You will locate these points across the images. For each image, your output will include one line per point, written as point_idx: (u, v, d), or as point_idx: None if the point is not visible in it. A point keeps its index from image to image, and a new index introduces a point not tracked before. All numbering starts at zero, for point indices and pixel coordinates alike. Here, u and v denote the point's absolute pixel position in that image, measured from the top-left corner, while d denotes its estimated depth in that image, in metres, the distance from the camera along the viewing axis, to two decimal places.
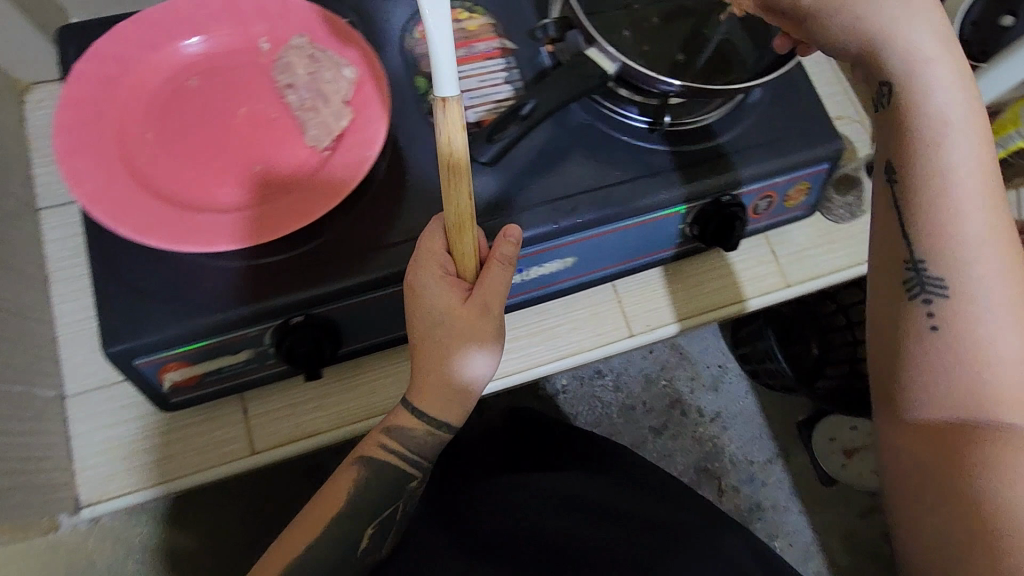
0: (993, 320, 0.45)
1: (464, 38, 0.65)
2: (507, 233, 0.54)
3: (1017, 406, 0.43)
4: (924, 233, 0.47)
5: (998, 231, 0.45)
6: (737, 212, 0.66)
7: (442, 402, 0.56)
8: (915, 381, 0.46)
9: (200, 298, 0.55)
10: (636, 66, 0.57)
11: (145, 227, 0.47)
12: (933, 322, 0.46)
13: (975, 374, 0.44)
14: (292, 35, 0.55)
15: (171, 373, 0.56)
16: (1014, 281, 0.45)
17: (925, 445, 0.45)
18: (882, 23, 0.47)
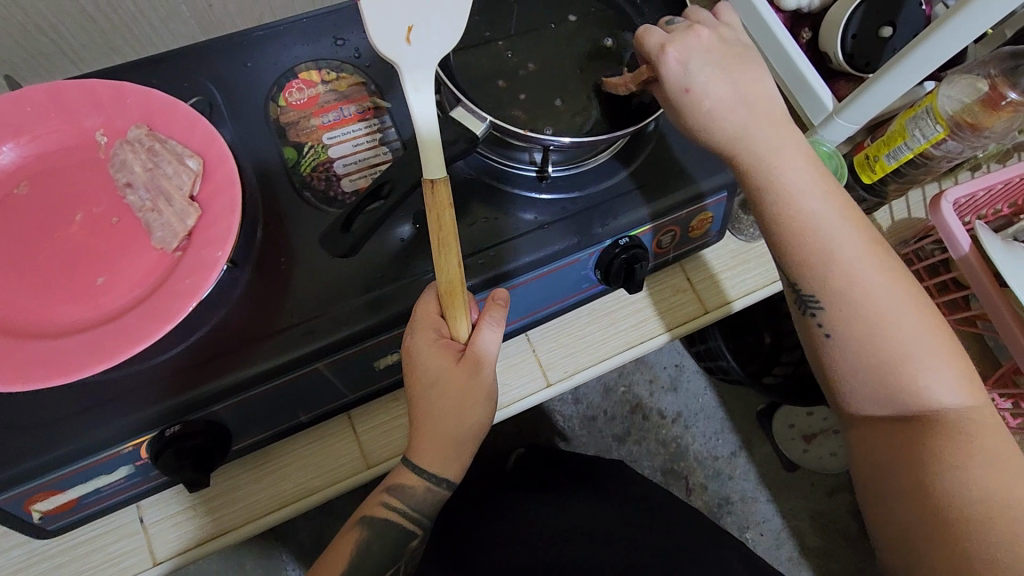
0: (884, 327, 0.50)
1: (334, 100, 0.62)
2: (495, 296, 0.55)
3: (932, 387, 0.49)
4: (804, 269, 0.51)
5: (862, 248, 0.51)
6: (637, 254, 0.64)
7: (447, 456, 0.56)
8: (848, 390, 0.52)
9: (59, 422, 0.51)
10: (507, 124, 0.54)
11: None
12: (826, 332, 0.52)
13: (893, 373, 0.49)
14: (128, 126, 0.51)
15: (38, 504, 0.52)
16: (890, 282, 0.50)
17: (878, 441, 0.52)
18: (703, 116, 0.51)
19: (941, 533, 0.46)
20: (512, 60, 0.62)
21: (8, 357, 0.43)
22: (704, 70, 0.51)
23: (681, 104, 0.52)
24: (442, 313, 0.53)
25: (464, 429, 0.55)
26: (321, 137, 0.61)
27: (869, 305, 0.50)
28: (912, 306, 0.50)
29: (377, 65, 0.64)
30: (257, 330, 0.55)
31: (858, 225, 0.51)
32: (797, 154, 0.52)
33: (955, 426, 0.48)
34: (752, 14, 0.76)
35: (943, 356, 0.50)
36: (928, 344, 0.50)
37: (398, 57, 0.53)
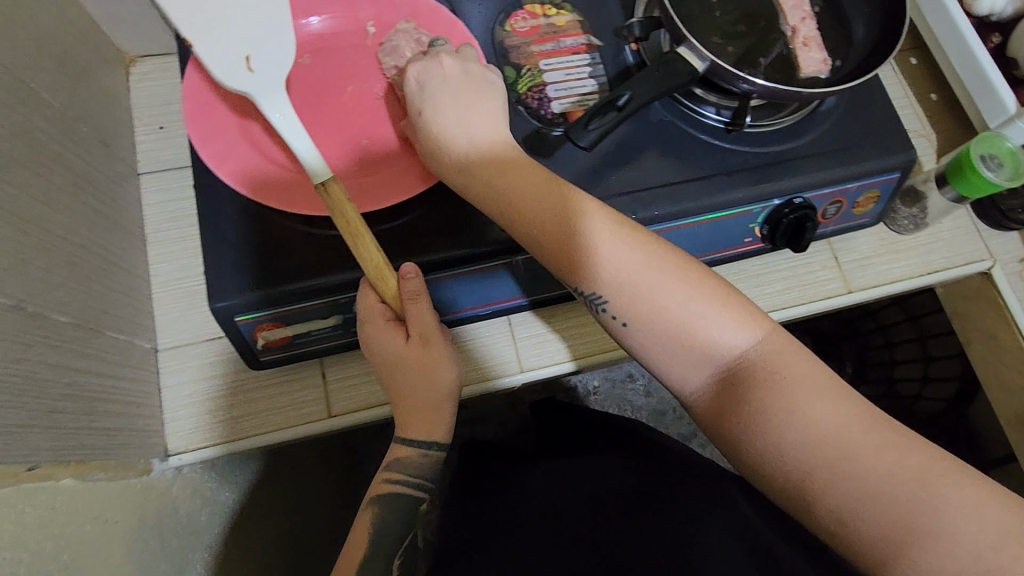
0: (678, 324, 0.52)
1: (554, 33, 0.68)
2: (405, 271, 0.56)
3: (714, 338, 0.52)
4: (573, 269, 0.53)
5: (622, 243, 0.53)
6: (808, 214, 0.67)
7: (429, 421, 0.60)
8: (662, 369, 0.54)
9: (300, 264, 0.57)
10: (725, 65, 0.59)
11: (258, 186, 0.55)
12: (624, 321, 0.54)
13: (684, 338, 0.52)
14: (398, 19, 0.60)
15: (265, 332, 0.59)
16: (657, 275, 0.53)
17: (719, 415, 0.52)
18: (429, 138, 0.56)
19: (808, 498, 0.49)
20: (724, 17, 0.67)
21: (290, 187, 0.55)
22: (440, 97, 0.56)
23: (416, 124, 0.57)
24: (382, 298, 0.56)
25: (434, 386, 0.59)
26: (538, 62, 0.67)
27: (627, 280, 0.53)
28: (718, 306, 0.52)
29: (592, 7, 0.70)
30: (459, 218, 0.59)
31: (609, 217, 0.53)
32: (519, 167, 0.55)
33: (767, 380, 0.51)
34: (943, 16, 0.79)
35: (725, 312, 0.52)
36: (681, 321, 0.52)
37: (249, 88, 0.54)
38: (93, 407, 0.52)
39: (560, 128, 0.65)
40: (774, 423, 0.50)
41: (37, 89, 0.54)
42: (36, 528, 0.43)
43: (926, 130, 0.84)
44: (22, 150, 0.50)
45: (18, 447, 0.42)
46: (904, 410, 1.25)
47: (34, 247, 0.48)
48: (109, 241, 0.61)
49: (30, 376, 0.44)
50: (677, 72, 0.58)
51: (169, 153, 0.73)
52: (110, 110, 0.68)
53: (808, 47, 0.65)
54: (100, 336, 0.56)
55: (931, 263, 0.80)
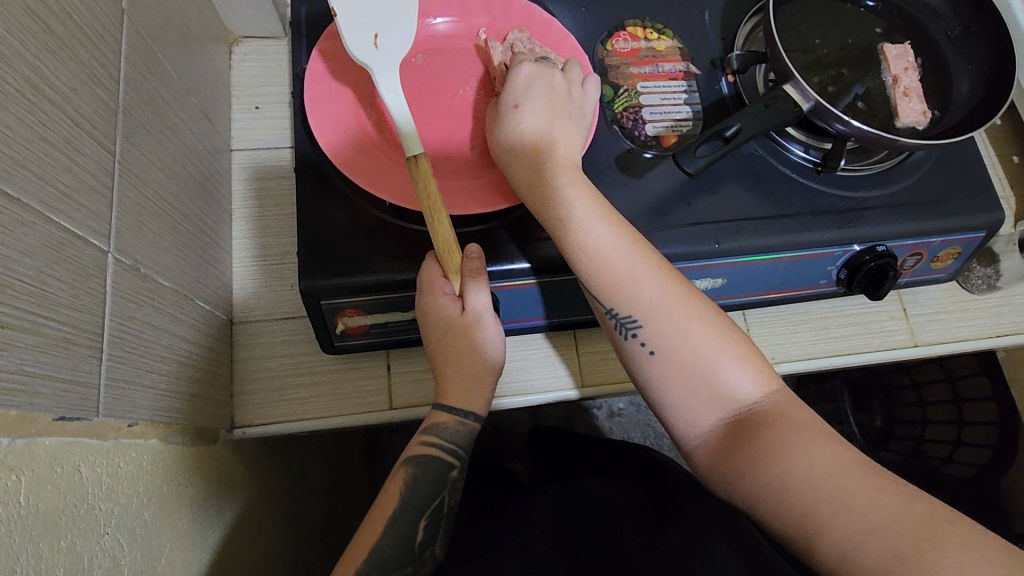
0: (681, 353, 0.53)
1: (654, 57, 0.69)
2: (469, 250, 0.57)
3: (733, 383, 0.52)
4: (602, 291, 0.55)
5: (633, 259, 0.54)
6: (889, 263, 0.66)
7: (472, 392, 0.61)
8: (670, 404, 0.54)
9: (390, 255, 0.58)
10: (828, 106, 0.59)
11: (356, 171, 0.58)
12: (650, 349, 0.54)
13: (693, 370, 0.53)
14: (515, 28, 0.62)
15: (346, 318, 0.60)
16: (663, 293, 0.54)
17: (720, 456, 0.51)
18: (509, 129, 0.57)
19: (808, 534, 0.45)
20: (828, 58, 0.67)
21: (382, 177, 0.58)
22: (538, 97, 0.57)
23: (505, 114, 0.57)
24: (445, 272, 0.56)
25: (481, 360, 0.60)
26: (636, 84, 0.68)
27: (640, 295, 0.54)
28: (717, 334, 0.53)
29: (692, 35, 0.71)
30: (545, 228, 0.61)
31: (648, 254, 0.54)
32: (579, 185, 0.56)
33: (774, 423, 0.50)
34: None
35: (743, 360, 0.53)
36: (684, 345, 0.53)
37: (370, 61, 0.56)
38: (179, 371, 0.53)
39: (653, 150, 0.66)
40: (766, 462, 0.49)
41: (163, 60, 0.57)
42: (128, 482, 0.44)
43: (1006, 191, 0.83)
44: (148, 118, 0.51)
45: (123, 403, 0.43)
46: (931, 472, 1.21)
47: (150, 211, 0.50)
48: (205, 213, 0.63)
49: (138, 335, 0.46)
50: (780, 109, 0.58)
51: (261, 133, 0.75)
52: (213, 86, 0.70)
53: (909, 98, 0.65)
54: (191, 304, 0.57)
55: (1001, 325, 0.78)
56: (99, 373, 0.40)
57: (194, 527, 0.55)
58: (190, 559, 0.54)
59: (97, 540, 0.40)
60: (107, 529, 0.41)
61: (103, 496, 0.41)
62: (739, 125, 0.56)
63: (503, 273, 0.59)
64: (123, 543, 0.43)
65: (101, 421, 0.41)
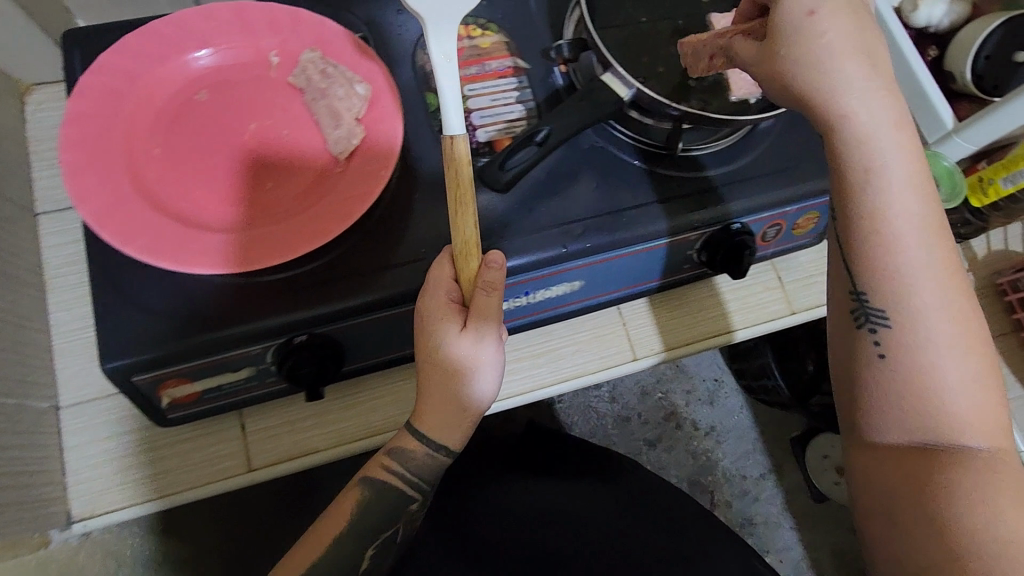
0: (930, 356, 0.46)
1: (479, 56, 0.65)
2: (489, 260, 0.51)
3: (952, 397, 0.46)
4: (876, 272, 0.47)
5: (926, 272, 0.46)
6: (745, 240, 0.65)
7: (447, 424, 0.55)
8: (874, 406, 0.48)
9: (202, 317, 0.53)
10: (650, 92, 0.56)
11: (151, 244, 0.46)
12: (880, 350, 0.47)
13: (918, 385, 0.46)
14: (301, 47, 0.54)
15: (170, 390, 0.55)
16: (953, 311, 0.46)
17: (886, 477, 0.48)
18: (816, 56, 0.45)
19: (950, 553, 0.44)
20: (656, 37, 0.64)
21: (186, 243, 0.47)
22: (841, 10, 0.45)
23: (795, 32, 0.45)
24: (456, 277, 0.52)
25: (467, 392, 0.54)
26: (462, 87, 0.64)
27: (927, 320, 0.46)
28: (971, 355, 0.46)
29: (519, 27, 0.67)
30: (381, 259, 0.57)
31: (940, 242, 0.47)
32: (900, 139, 0.46)
33: (980, 471, 0.45)
34: (881, 28, 0.78)
35: (986, 395, 0.46)
36: (933, 364, 0.46)
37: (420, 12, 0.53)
38: None
39: (485, 157, 0.62)
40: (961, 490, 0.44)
41: None
42: None
43: None
44: None
45: None
46: None
47: None
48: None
49: None
50: (604, 99, 0.56)
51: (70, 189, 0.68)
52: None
53: None
54: None
55: None
56: None
57: None
58: None
59: None
60: None
61: None
62: (548, 130, 0.55)
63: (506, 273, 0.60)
64: None
65: None
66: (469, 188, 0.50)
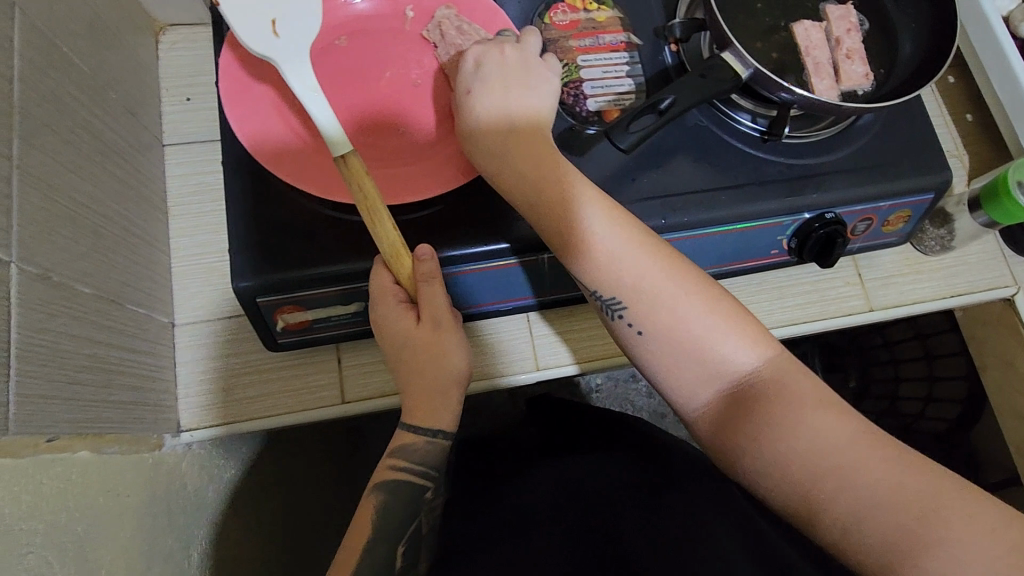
0: (678, 329, 0.51)
1: (594, 28, 0.67)
2: (421, 253, 0.54)
3: (731, 355, 0.50)
4: (587, 272, 0.52)
5: (630, 251, 0.51)
6: (836, 231, 0.66)
7: (437, 408, 0.59)
8: (668, 383, 0.52)
9: (326, 248, 0.57)
10: (768, 73, 0.57)
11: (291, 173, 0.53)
12: (638, 329, 0.52)
13: (694, 355, 0.51)
14: (439, 5, 0.58)
15: (285, 314, 0.59)
16: (648, 294, 0.51)
17: (719, 432, 0.50)
18: (472, 113, 0.53)
19: (816, 509, 0.46)
20: (769, 23, 0.66)
21: (319, 176, 0.53)
22: (491, 78, 0.54)
23: (462, 101, 0.54)
24: (396, 278, 0.55)
25: (445, 373, 0.58)
26: (575, 57, 0.66)
27: (641, 284, 0.51)
28: (702, 310, 0.51)
29: (632, 4, 0.69)
30: (492, 209, 0.58)
31: (631, 232, 0.51)
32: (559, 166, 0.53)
33: (766, 403, 0.49)
34: (988, 36, 0.78)
35: (736, 332, 0.51)
36: (672, 336, 0.51)
37: (273, 54, 0.51)
38: (109, 380, 0.51)
39: (594, 126, 0.64)
40: (775, 443, 0.48)
41: (73, 53, 0.53)
42: (53, 498, 0.43)
43: (959, 150, 0.83)
44: (55, 115, 0.48)
45: (38, 418, 0.42)
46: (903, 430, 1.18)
47: (64, 217, 0.47)
48: (133, 214, 0.60)
49: (53, 345, 0.44)
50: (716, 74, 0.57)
51: (193, 126, 0.72)
52: (138, 79, 0.67)
53: (851, 60, 0.63)
54: (121, 309, 0.55)
55: (955, 285, 0.79)
56: (7, 391, 0.39)
57: (139, 535, 0.54)
58: (138, 566, 0.53)
59: (20, 559, 0.39)
60: (30, 548, 0.40)
61: (24, 516, 0.40)
62: (674, 97, 0.56)
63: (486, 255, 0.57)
64: (51, 559, 0.42)
65: (14, 439, 0.39)
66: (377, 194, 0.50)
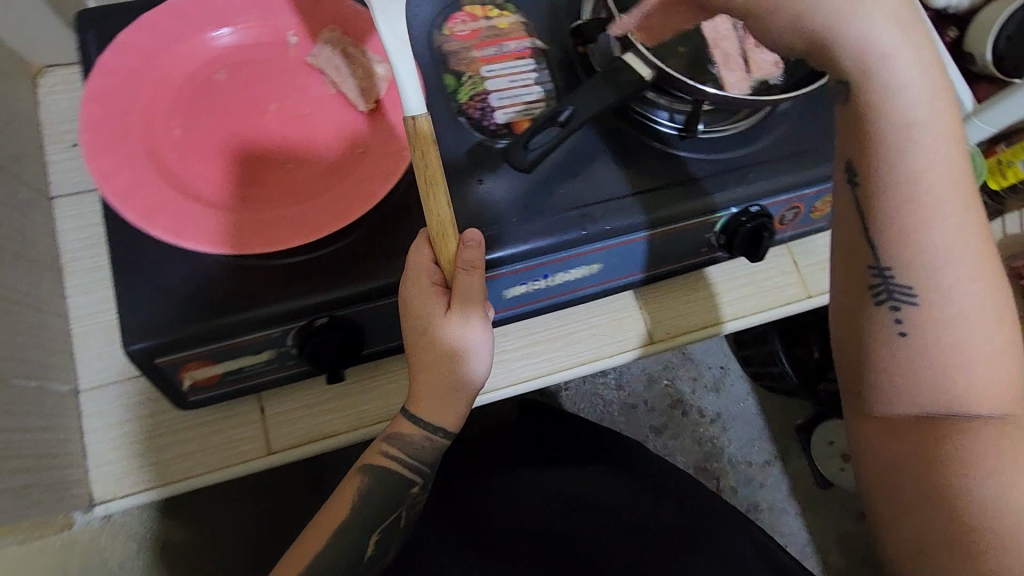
0: (944, 300, 0.48)
1: (496, 36, 0.64)
2: (466, 239, 0.51)
3: (976, 356, 0.48)
4: (887, 243, 0.48)
5: (956, 220, 0.47)
6: (764, 224, 0.65)
7: (440, 409, 0.55)
8: (895, 374, 0.49)
9: (223, 299, 0.53)
10: (673, 73, 0.56)
11: (172, 226, 0.45)
12: (902, 330, 0.49)
13: (940, 359, 0.48)
14: (322, 27, 0.54)
15: (191, 372, 0.55)
16: (963, 267, 0.47)
17: (891, 428, 0.51)
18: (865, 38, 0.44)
19: (951, 509, 0.48)
20: None
21: (206, 223, 0.46)
22: None
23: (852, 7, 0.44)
24: (435, 259, 0.52)
25: (457, 374, 0.53)
26: (479, 68, 0.63)
27: (939, 261, 0.47)
28: (984, 279, 0.48)
29: (535, 7, 0.66)
30: (399, 241, 0.57)
31: (962, 178, 0.47)
32: (922, 73, 0.45)
33: (993, 440, 0.47)
34: None
35: (998, 331, 0.48)
36: (937, 315, 0.48)
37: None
38: (3, 462, 0.48)
39: (505, 139, 0.61)
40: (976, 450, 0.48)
41: None
42: None
43: None
44: None
45: None
46: None
47: None
48: (15, 281, 0.56)
49: None
50: (627, 79, 0.55)
51: (82, 174, 0.67)
52: (12, 130, 0.62)
53: (758, 50, 0.63)
54: (5, 389, 0.51)
55: None
56: None
57: None
58: None
59: None
60: None
61: None
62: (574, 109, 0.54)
63: (486, 264, 0.58)
64: None
65: None
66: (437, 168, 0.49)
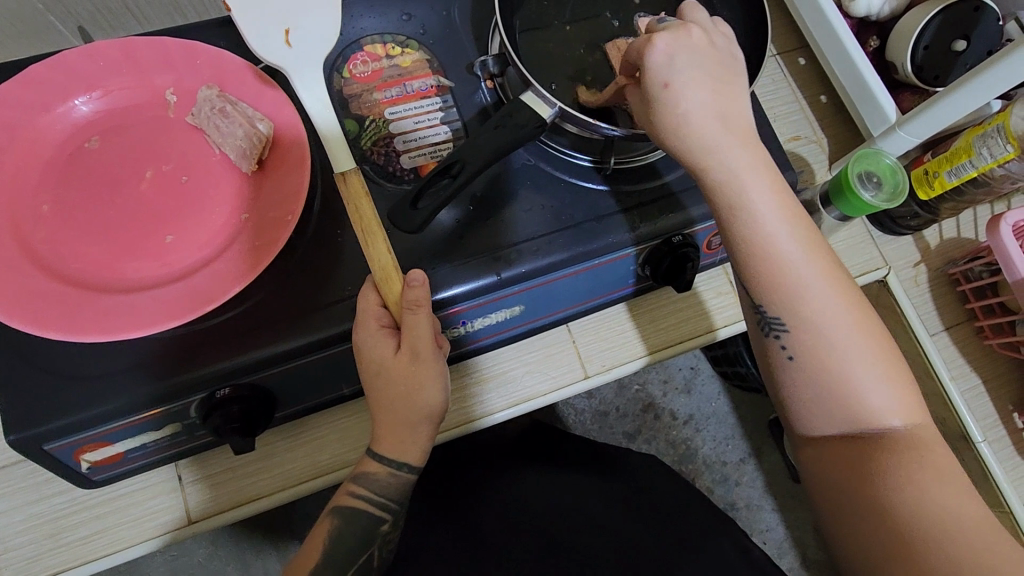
0: (830, 351, 0.47)
1: (399, 76, 0.62)
2: (410, 278, 0.50)
3: (876, 402, 0.47)
4: (761, 294, 0.49)
5: (821, 277, 0.48)
6: (689, 252, 0.62)
7: (404, 442, 0.53)
8: (801, 411, 0.49)
9: (112, 378, 0.50)
10: (575, 112, 0.54)
11: (35, 313, 0.44)
12: (789, 355, 0.48)
13: (838, 397, 0.47)
14: (200, 84, 0.52)
15: (88, 454, 0.53)
16: (839, 318, 0.47)
17: (830, 460, 0.49)
18: (675, 117, 0.48)
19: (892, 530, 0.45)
20: (582, 47, 0.62)
21: (75, 307, 0.45)
22: (690, 73, 0.48)
23: (656, 99, 0.48)
24: (382, 301, 0.51)
25: (417, 408, 0.52)
26: (382, 111, 0.61)
27: (817, 317, 0.47)
28: (866, 333, 0.47)
29: (441, 41, 0.64)
30: (301, 299, 0.54)
31: (824, 258, 0.48)
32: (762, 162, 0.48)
33: (901, 452, 0.46)
34: (821, 20, 0.76)
35: (890, 379, 0.47)
36: (825, 363, 0.47)
37: (283, 62, 0.52)
38: None
39: (411, 184, 0.59)
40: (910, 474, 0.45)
41: None
42: None
43: (817, 135, 0.79)
44: None
45: None
46: None
47: None
48: None
49: None
50: (523, 118, 0.53)
51: None
52: None
53: None
54: None
55: None
56: None
57: None
58: None
59: None
60: None
61: None
62: (465, 163, 0.52)
63: (501, 281, 0.58)
64: None
65: None
66: (373, 216, 0.50)
